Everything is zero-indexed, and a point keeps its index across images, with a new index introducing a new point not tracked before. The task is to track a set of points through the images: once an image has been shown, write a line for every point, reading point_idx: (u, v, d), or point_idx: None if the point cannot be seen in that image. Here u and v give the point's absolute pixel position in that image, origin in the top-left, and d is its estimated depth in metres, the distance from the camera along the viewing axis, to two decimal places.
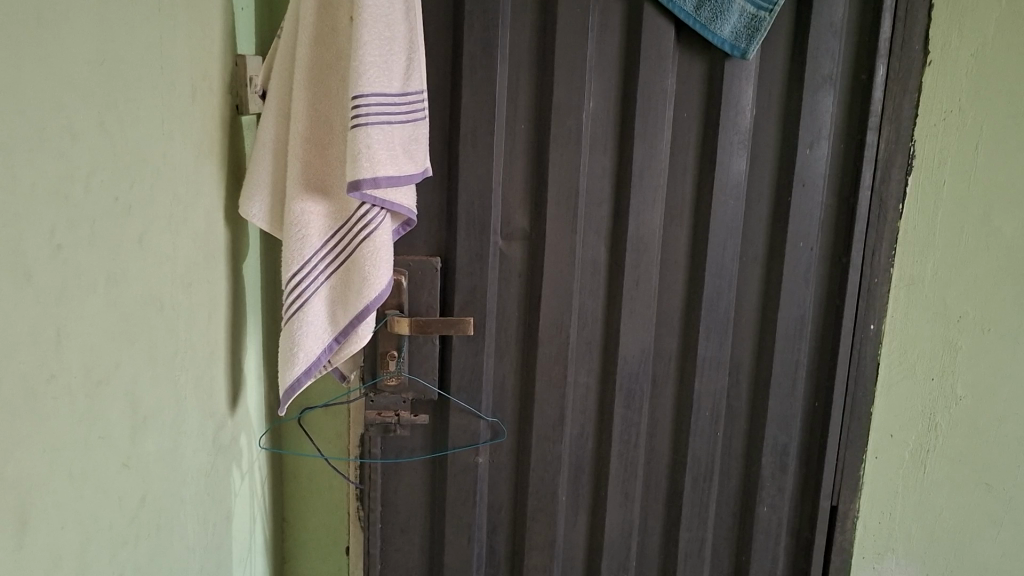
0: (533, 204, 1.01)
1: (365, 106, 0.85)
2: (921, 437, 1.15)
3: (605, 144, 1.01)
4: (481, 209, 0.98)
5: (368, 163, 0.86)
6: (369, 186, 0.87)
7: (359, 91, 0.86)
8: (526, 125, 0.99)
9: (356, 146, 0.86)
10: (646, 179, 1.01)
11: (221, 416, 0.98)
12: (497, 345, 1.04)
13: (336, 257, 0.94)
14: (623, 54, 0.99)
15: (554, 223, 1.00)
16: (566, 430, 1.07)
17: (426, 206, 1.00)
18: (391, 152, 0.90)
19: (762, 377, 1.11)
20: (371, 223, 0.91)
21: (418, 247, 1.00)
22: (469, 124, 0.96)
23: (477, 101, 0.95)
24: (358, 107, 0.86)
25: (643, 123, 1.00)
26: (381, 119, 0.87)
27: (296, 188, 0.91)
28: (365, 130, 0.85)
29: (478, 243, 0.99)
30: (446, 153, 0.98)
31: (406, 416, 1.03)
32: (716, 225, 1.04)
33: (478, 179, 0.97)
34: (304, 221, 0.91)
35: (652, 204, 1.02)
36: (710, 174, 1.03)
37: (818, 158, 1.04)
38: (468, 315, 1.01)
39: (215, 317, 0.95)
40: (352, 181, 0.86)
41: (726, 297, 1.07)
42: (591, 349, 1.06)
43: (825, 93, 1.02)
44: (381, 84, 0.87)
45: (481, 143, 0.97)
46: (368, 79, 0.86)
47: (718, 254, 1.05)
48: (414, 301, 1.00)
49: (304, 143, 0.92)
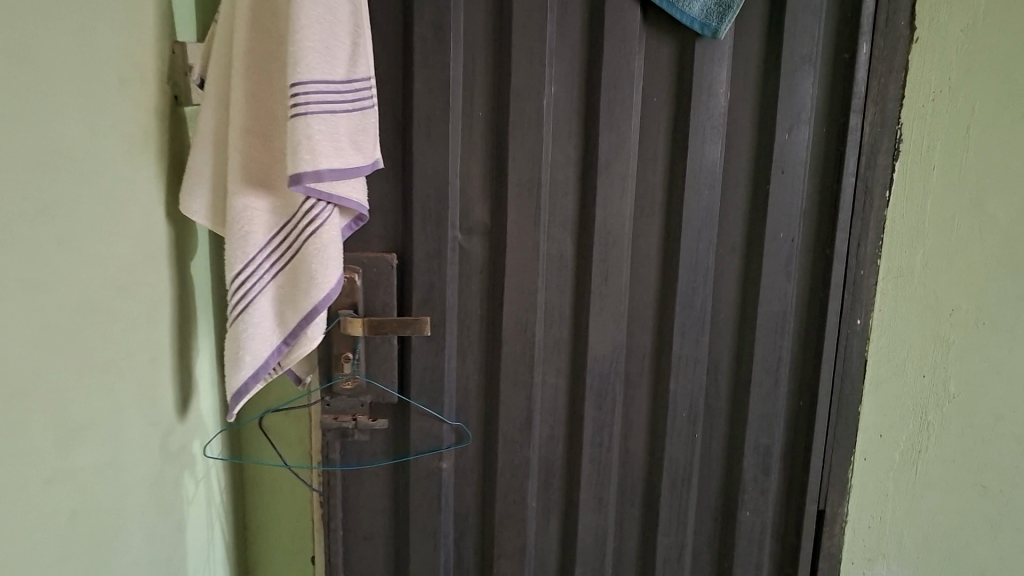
0: (493, 195, 0.95)
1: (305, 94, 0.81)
2: (912, 436, 1.08)
3: (568, 130, 0.95)
4: (438, 202, 0.93)
5: (308, 156, 0.82)
6: (311, 178, 0.82)
7: (298, 77, 0.81)
8: (483, 112, 0.93)
9: (298, 139, 0.81)
10: (614, 167, 0.95)
11: (168, 424, 0.93)
12: (459, 345, 0.99)
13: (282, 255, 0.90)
14: (585, 36, 0.93)
15: (516, 216, 0.95)
16: (534, 432, 1.02)
17: (379, 198, 0.94)
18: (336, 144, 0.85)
19: (742, 376, 1.04)
20: (317, 219, 0.88)
21: (372, 242, 0.95)
22: (420, 113, 0.90)
23: (427, 88, 0.90)
24: (298, 96, 0.81)
25: (608, 109, 0.93)
26: (321, 107, 0.82)
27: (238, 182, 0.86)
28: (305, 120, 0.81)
29: (435, 238, 0.94)
30: (399, 144, 0.93)
31: (364, 420, 0.97)
32: (690, 215, 0.98)
33: (433, 170, 0.92)
34: (248, 217, 0.87)
35: (619, 194, 0.96)
36: (682, 162, 0.96)
37: (798, 143, 0.97)
38: (425, 314, 0.96)
39: (158, 321, 0.90)
40: (292, 175, 0.82)
41: (702, 292, 1.01)
42: (559, 348, 1.01)
43: (804, 73, 0.95)
44: (322, 69, 0.83)
45: (435, 132, 0.91)
46: (308, 63, 0.81)
47: (692, 246, 0.99)
48: (369, 299, 0.95)
49: (245, 135, 0.87)
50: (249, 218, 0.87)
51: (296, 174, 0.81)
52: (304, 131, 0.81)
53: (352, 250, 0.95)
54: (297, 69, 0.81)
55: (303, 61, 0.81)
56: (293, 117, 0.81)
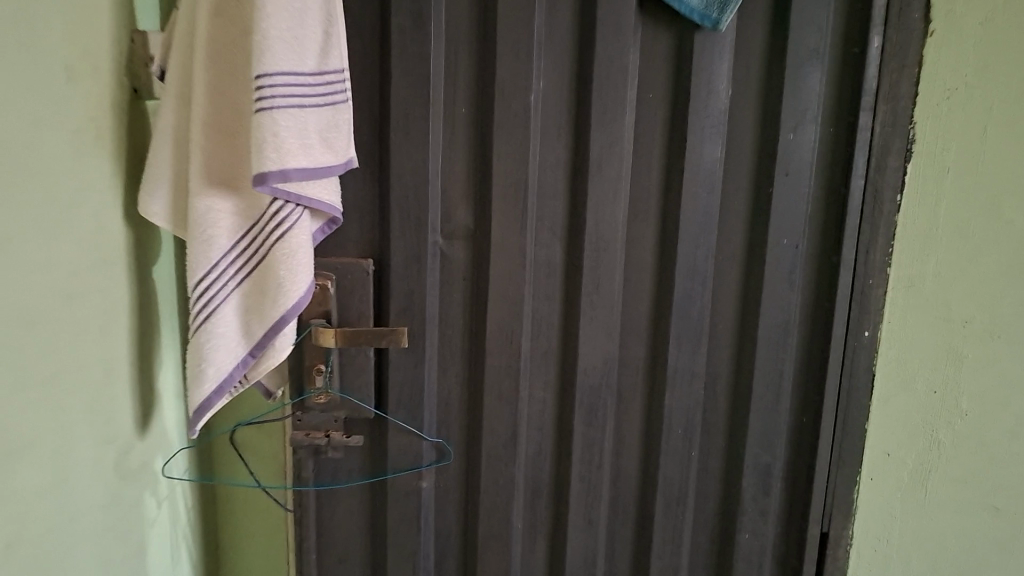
0: (477, 197, 0.89)
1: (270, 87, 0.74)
2: (921, 456, 1.01)
3: (558, 128, 0.88)
4: (417, 204, 0.87)
5: (274, 155, 0.75)
6: (277, 179, 0.76)
7: (263, 68, 0.74)
8: (467, 108, 0.87)
9: (262, 136, 0.75)
10: (606, 168, 0.89)
11: (125, 440, 0.86)
12: (440, 356, 0.93)
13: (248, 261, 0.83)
14: (576, 26, 0.86)
15: (501, 220, 0.88)
16: (520, 450, 0.96)
17: (354, 199, 0.88)
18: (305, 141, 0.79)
19: (741, 391, 0.98)
20: (286, 222, 0.82)
21: (348, 247, 0.89)
22: (397, 108, 0.84)
23: (405, 83, 0.84)
24: (263, 89, 0.75)
25: (600, 105, 0.87)
26: (289, 101, 0.76)
27: (200, 182, 0.80)
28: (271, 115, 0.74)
29: (414, 243, 0.88)
30: (376, 142, 0.86)
31: (337, 436, 0.91)
32: (688, 220, 0.91)
33: (412, 170, 0.86)
34: (212, 219, 0.81)
35: (611, 196, 0.89)
36: (679, 162, 0.90)
37: (804, 143, 0.91)
38: (403, 324, 0.90)
39: (112, 331, 0.83)
40: (256, 174, 0.75)
41: (700, 302, 0.94)
42: (547, 360, 0.94)
43: (811, 68, 0.89)
44: (290, 61, 0.76)
45: (414, 129, 0.85)
46: (274, 54, 0.75)
47: (690, 253, 0.92)
48: (343, 308, 0.89)
49: (208, 131, 0.80)
50: (213, 219, 0.81)
51: (261, 174, 0.75)
52: (270, 127, 0.75)
53: (325, 255, 0.89)
54: (262, 60, 0.74)
55: (268, 51, 0.74)
56: (257, 112, 0.75)
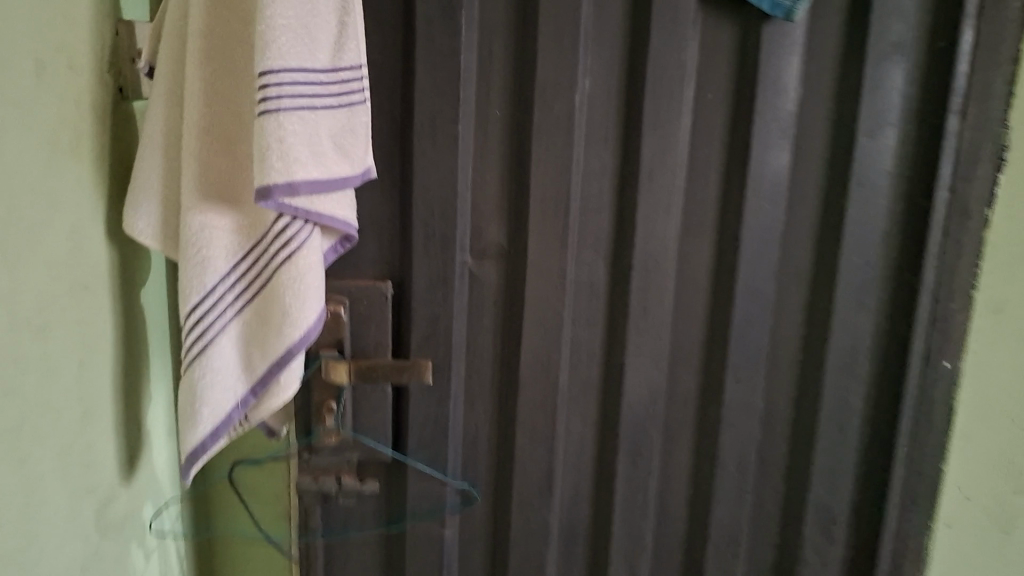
0: (511, 211, 0.78)
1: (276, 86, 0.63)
2: (1004, 498, 0.90)
3: (605, 133, 0.77)
4: (443, 219, 0.76)
5: (280, 164, 0.64)
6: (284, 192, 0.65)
7: (268, 63, 0.64)
8: (501, 110, 0.76)
9: (267, 143, 0.64)
10: (659, 177, 0.78)
11: (107, 489, 0.75)
12: (467, 390, 0.81)
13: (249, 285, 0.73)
14: (628, 17, 0.75)
15: (539, 237, 0.77)
16: (555, 495, 0.85)
17: (371, 214, 0.77)
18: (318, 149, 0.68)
19: (804, 428, 0.87)
20: (293, 242, 0.70)
21: (364, 268, 0.78)
22: (422, 110, 0.73)
23: (431, 81, 0.73)
24: (268, 88, 0.64)
25: (654, 107, 0.76)
26: (299, 103, 0.65)
27: (193, 197, 0.69)
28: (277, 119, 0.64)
29: (440, 264, 0.77)
30: (397, 148, 0.75)
31: (349, 481, 0.80)
32: (749, 237, 0.80)
33: (438, 180, 0.75)
34: (207, 238, 0.70)
35: (664, 210, 0.78)
36: (741, 172, 0.79)
37: (883, 150, 0.80)
38: (426, 355, 0.79)
39: (92, 366, 0.72)
40: (259, 188, 0.64)
41: (761, 329, 0.83)
42: (587, 395, 0.83)
43: (893, 65, 0.78)
44: (300, 55, 0.65)
45: (442, 134, 0.74)
46: (281, 46, 0.64)
47: (751, 274, 0.81)
48: (358, 337, 0.78)
49: (203, 137, 0.69)
50: (209, 239, 0.70)
51: (265, 188, 0.64)
52: (275, 133, 0.64)
53: (337, 277, 0.78)
54: (267, 54, 0.64)
55: (273, 44, 0.64)
56: (261, 115, 0.64)
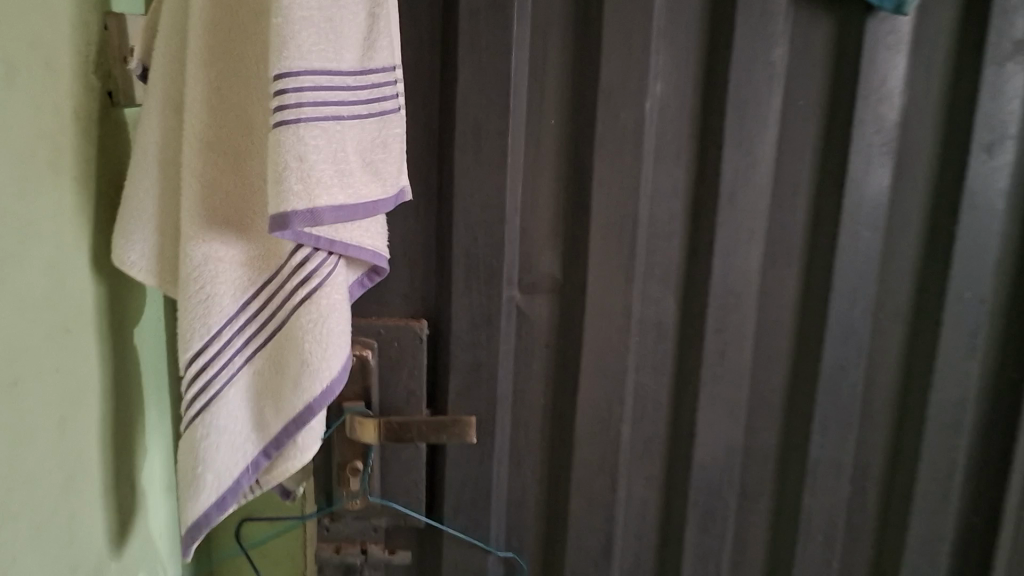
0: (567, 238, 0.67)
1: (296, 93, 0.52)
2: None
3: (676, 146, 0.66)
4: (490, 248, 0.64)
5: (300, 186, 0.53)
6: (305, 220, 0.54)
7: (286, 64, 0.52)
8: (556, 120, 0.64)
9: (284, 161, 0.53)
10: (741, 199, 0.66)
11: (94, 566, 0.64)
12: (513, 447, 0.70)
13: (262, 327, 0.61)
14: (707, 11, 0.64)
15: (600, 269, 0.66)
16: (614, 565, 0.73)
17: (403, 241, 0.66)
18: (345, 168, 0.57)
19: (899, 487, 0.75)
20: (314, 277, 0.59)
21: (394, 304, 0.67)
22: (465, 121, 0.62)
23: (477, 86, 0.61)
24: (285, 95, 0.53)
25: (737, 117, 0.65)
26: (321, 111, 0.54)
27: (197, 226, 0.58)
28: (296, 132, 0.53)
29: (484, 301, 0.65)
30: (434, 165, 0.64)
31: (375, 552, 0.70)
32: (844, 269, 0.69)
33: (483, 203, 0.63)
34: (211, 273, 0.59)
35: (746, 238, 0.67)
36: (835, 193, 0.68)
37: (1001, 168, 0.68)
38: (467, 406, 0.67)
39: (77, 425, 0.61)
40: (275, 215, 0.53)
41: (854, 374, 0.72)
42: (651, 449, 0.72)
43: (1016, 67, 0.66)
44: (323, 54, 0.54)
45: (488, 150, 0.63)
46: (302, 44, 0.53)
47: (845, 312, 0.70)
48: (387, 386, 0.67)
49: (207, 152, 0.58)
50: (214, 274, 0.59)
51: (281, 215, 0.53)
52: (294, 148, 0.53)
53: (364, 316, 0.66)
54: (284, 52, 0.52)
55: (292, 40, 0.52)
56: (277, 127, 0.53)
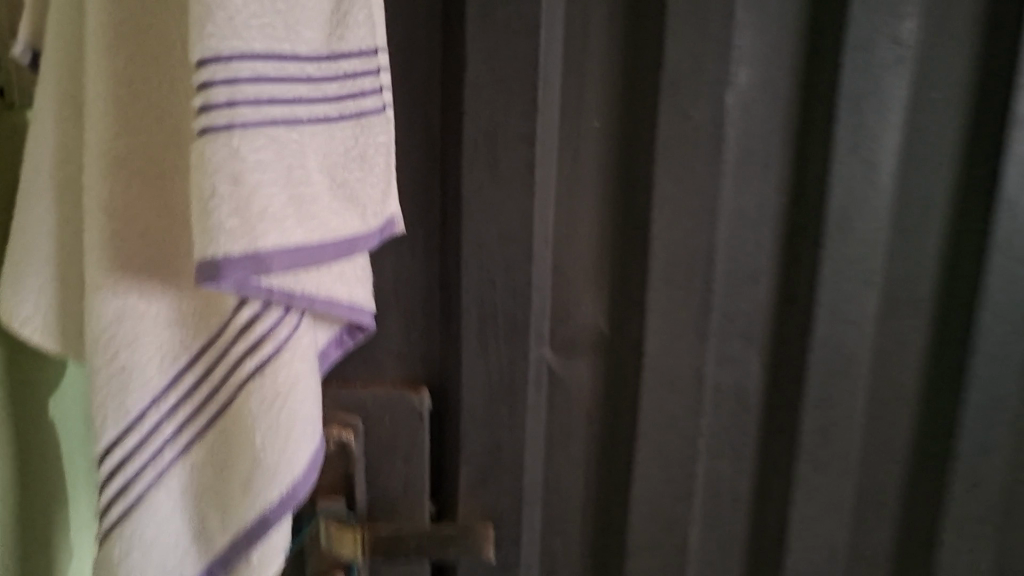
0: (617, 281, 0.50)
1: (227, 88, 0.36)
2: None
3: (764, 154, 0.49)
4: (513, 296, 0.47)
5: (236, 220, 0.37)
6: (247, 272, 0.37)
7: (217, 44, 0.36)
8: (601, 123, 0.48)
9: (212, 185, 0.36)
10: (855, 224, 0.49)
11: None
12: (546, 550, 0.53)
13: (201, 406, 0.44)
14: None
15: (661, 322, 0.49)
16: None
17: (394, 287, 0.48)
18: (303, 194, 0.39)
19: None
20: (267, 342, 0.42)
21: (387, 371, 0.50)
22: (477, 123, 0.45)
23: (492, 75, 0.44)
24: (213, 91, 0.36)
25: (850, 116, 0.47)
26: (269, 113, 0.38)
27: (104, 274, 0.41)
28: (223, 142, 0.36)
29: (506, 368, 0.48)
30: (435, 185, 0.47)
31: None
32: (993, 321, 0.51)
33: (503, 237, 0.47)
34: (128, 334, 0.41)
35: (859, 279, 0.50)
36: (980, 218, 0.50)
37: None
38: (483, 506, 0.51)
39: None
40: (202, 265, 0.37)
41: (1001, 460, 0.54)
42: (728, 553, 0.55)
43: None
44: (273, 31, 0.38)
45: (508, 163, 0.46)
46: (240, 16, 0.36)
47: (992, 377, 0.52)
48: (377, 479, 0.50)
49: (112, 169, 0.41)
50: (133, 336, 0.42)
51: (212, 263, 0.36)
52: (230, 167, 0.36)
53: (338, 382, 0.49)
54: (213, 27, 0.36)
55: (227, 11, 0.36)
56: (204, 136, 0.36)
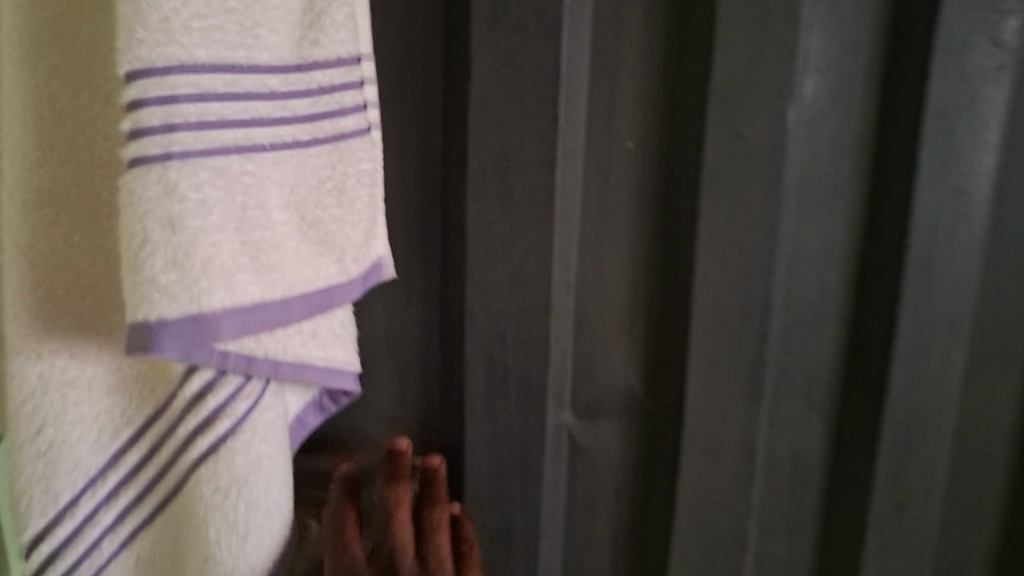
0: (651, 331, 0.42)
1: (163, 107, 0.26)
2: None
3: (833, 182, 0.40)
4: (528, 352, 0.39)
5: (174, 276, 0.27)
6: (198, 344, 0.28)
7: (149, 54, 0.26)
8: (635, 144, 0.40)
9: (145, 230, 0.27)
10: (943, 266, 0.40)
11: None
12: None
13: (146, 487, 0.33)
14: None
15: (706, 383, 0.41)
16: None
17: (388, 338, 0.41)
18: (273, 237, 0.30)
19: None
20: (226, 415, 0.32)
21: (379, 435, 0.43)
22: (481, 146, 0.37)
23: (503, 87, 0.36)
24: (146, 110, 0.26)
25: (942, 135, 0.38)
26: (219, 140, 0.27)
27: (23, 337, 0.31)
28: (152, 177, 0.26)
29: (519, 437, 0.40)
30: (435, 219, 0.40)
31: None
32: None
33: (516, 282, 0.38)
34: (53, 408, 0.32)
35: (947, 333, 0.41)
36: None
37: None
38: None
39: None
40: (136, 332, 0.27)
41: None
42: None
43: None
44: (224, 33, 0.27)
45: (523, 195, 0.37)
46: (179, 15, 0.26)
47: None
48: None
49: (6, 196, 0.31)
50: (59, 411, 0.32)
51: (143, 329, 0.27)
52: (163, 210, 0.26)
53: (306, 454, 0.42)
54: (144, 32, 0.25)
55: (162, 7, 0.26)
56: (131, 171, 0.26)
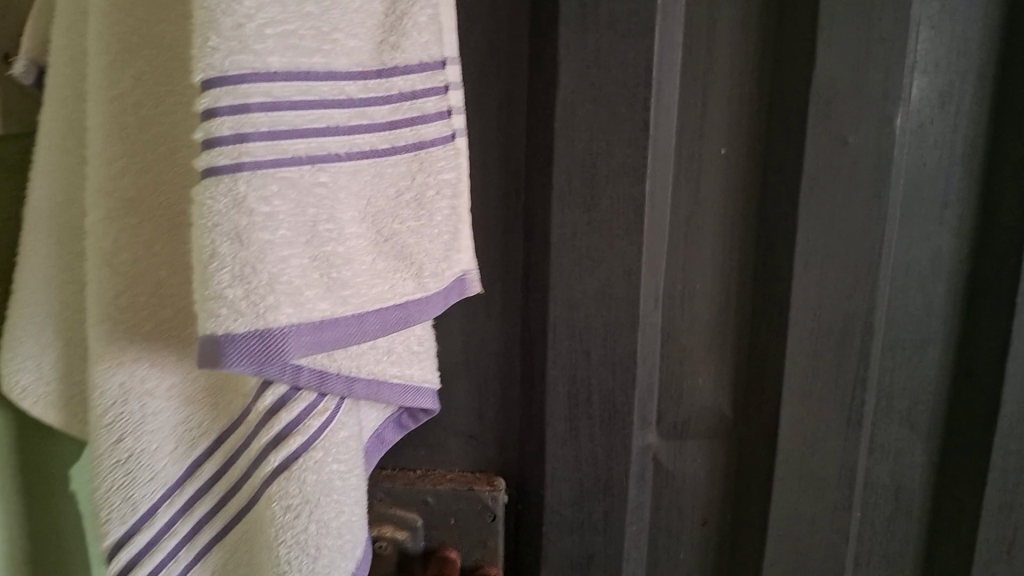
0: (740, 348, 0.40)
1: (234, 118, 0.25)
2: None
3: (940, 191, 0.38)
4: (610, 370, 0.37)
5: (241, 290, 0.25)
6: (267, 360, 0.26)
7: (223, 61, 0.25)
8: (728, 150, 0.38)
9: (218, 241, 0.25)
10: None
11: None
12: None
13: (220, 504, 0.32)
14: None
15: (800, 404, 0.39)
16: None
17: (465, 349, 0.40)
18: (348, 253, 0.28)
19: None
20: (294, 433, 0.29)
21: (453, 450, 0.41)
22: (569, 154, 0.35)
23: (589, 90, 0.34)
24: (218, 122, 0.25)
25: None
26: (290, 150, 0.26)
27: (102, 344, 0.30)
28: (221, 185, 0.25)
29: (599, 459, 0.39)
30: (519, 228, 0.39)
31: None
32: None
33: (600, 297, 0.37)
34: (132, 418, 0.30)
35: None
36: None
37: None
38: None
39: None
40: (206, 346, 0.26)
41: None
42: None
43: None
44: (298, 39, 0.26)
45: (609, 206, 0.36)
46: (253, 21, 0.25)
47: None
48: None
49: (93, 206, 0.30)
50: (137, 421, 0.30)
51: (211, 343, 0.25)
52: (233, 224, 0.25)
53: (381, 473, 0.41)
54: (218, 39, 0.24)
55: (235, 14, 0.25)
56: (203, 181, 0.25)
